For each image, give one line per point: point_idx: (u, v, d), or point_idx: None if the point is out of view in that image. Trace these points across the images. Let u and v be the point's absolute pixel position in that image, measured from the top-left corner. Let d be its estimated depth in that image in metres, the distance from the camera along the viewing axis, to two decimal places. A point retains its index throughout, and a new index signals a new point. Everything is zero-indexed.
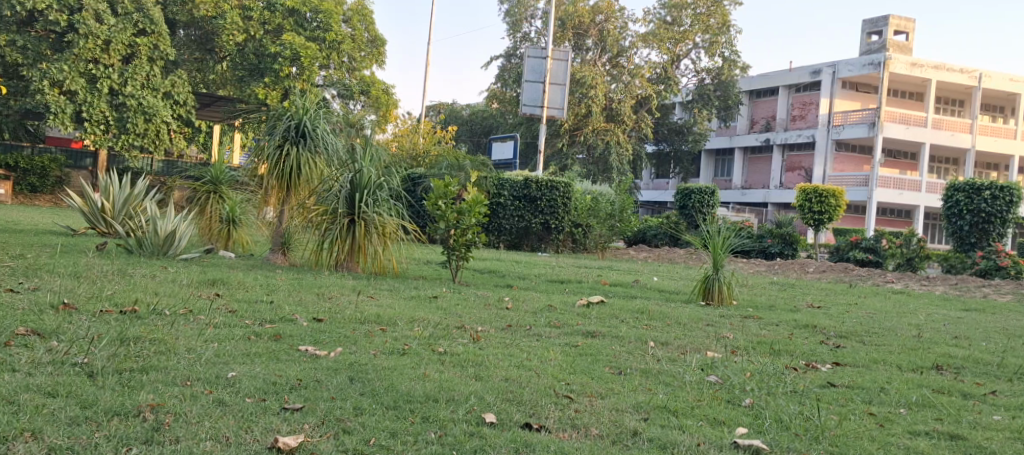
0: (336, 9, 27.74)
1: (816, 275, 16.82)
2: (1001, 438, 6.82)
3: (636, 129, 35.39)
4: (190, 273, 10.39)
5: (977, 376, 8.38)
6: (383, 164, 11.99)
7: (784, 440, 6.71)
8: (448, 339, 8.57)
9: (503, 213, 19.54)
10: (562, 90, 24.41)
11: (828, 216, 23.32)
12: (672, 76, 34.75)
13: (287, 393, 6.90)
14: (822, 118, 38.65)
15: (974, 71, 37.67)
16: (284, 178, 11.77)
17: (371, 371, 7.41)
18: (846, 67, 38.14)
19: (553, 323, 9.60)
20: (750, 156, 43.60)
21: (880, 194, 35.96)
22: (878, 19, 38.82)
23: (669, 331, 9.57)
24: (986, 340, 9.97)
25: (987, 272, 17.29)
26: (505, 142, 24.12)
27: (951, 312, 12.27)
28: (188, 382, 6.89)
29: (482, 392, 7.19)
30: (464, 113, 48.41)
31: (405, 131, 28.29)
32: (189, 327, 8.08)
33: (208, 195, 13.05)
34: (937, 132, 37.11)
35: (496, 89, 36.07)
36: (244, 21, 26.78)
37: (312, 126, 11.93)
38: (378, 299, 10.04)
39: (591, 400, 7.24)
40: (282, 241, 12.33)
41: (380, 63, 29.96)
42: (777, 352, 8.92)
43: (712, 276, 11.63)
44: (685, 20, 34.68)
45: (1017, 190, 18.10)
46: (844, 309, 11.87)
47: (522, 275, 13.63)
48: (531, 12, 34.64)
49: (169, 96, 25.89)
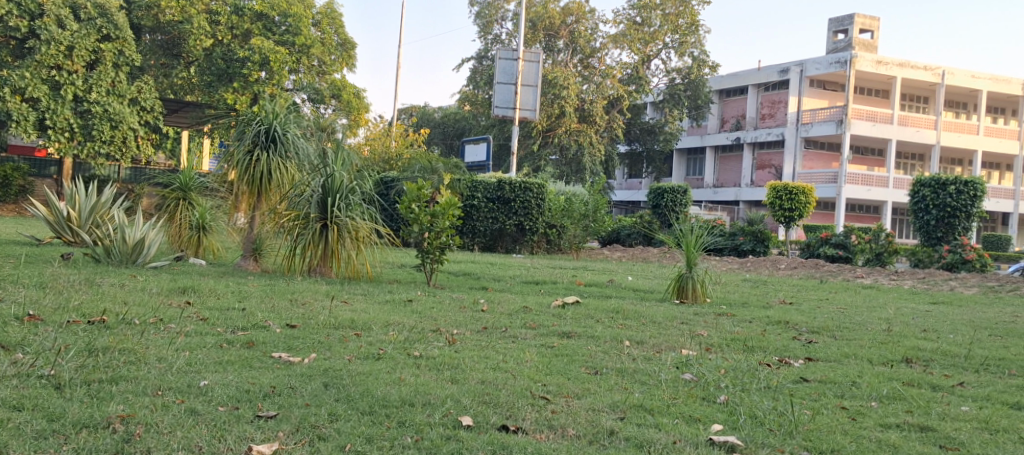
0: (305, 12, 27.56)
1: (788, 271, 16.95)
2: (969, 428, 6.91)
3: (608, 129, 35.48)
4: (160, 281, 10.31)
5: (945, 368, 8.46)
6: (355, 168, 11.93)
7: (759, 436, 6.74)
8: (423, 342, 8.56)
9: (478, 215, 19.53)
10: (534, 90, 24.42)
11: (798, 213, 23.48)
12: (643, 76, 34.93)
13: (261, 400, 6.87)
14: (791, 116, 38.92)
15: (938, 69, 38.10)
16: (254, 183, 11.70)
17: (346, 377, 7.39)
18: (814, 65, 38.47)
19: (529, 325, 9.59)
20: (721, 154, 43.82)
21: (849, 190, 36.28)
22: (844, 18, 39.20)
23: (645, 330, 9.61)
24: (954, 332, 10.09)
25: (953, 266, 17.54)
26: (478, 144, 24.12)
27: (919, 305, 12.41)
28: (159, 391, 6.84)
29: (458, 395, 7.19)
30: (436, 116, 48.42)
31: (377, 134, 28.19)
32: (160, 336, 8.01)
33: (177, 202, 12.98)
34: (903, 128, 37.48)
35: (468, 91, 36.06)
36: (211, 26, 26.64)
37: (283, 131, 11.88)
38: (351, 304, 9.99)
39: (567, 400, 7.26)
40: (253, 248, 12.24)
41: (351, 66, 29.91)
42: (751, 348, 8.99)
43: (685, 274, 11.69)
44: (654, 20, 34.80)
45: (981, 184, 18.37)
46: (815, 305, 11.98)
47: (498, 277, 13.62)
48: (501, 14, 34.59)
49: (135, 102, 25.68)
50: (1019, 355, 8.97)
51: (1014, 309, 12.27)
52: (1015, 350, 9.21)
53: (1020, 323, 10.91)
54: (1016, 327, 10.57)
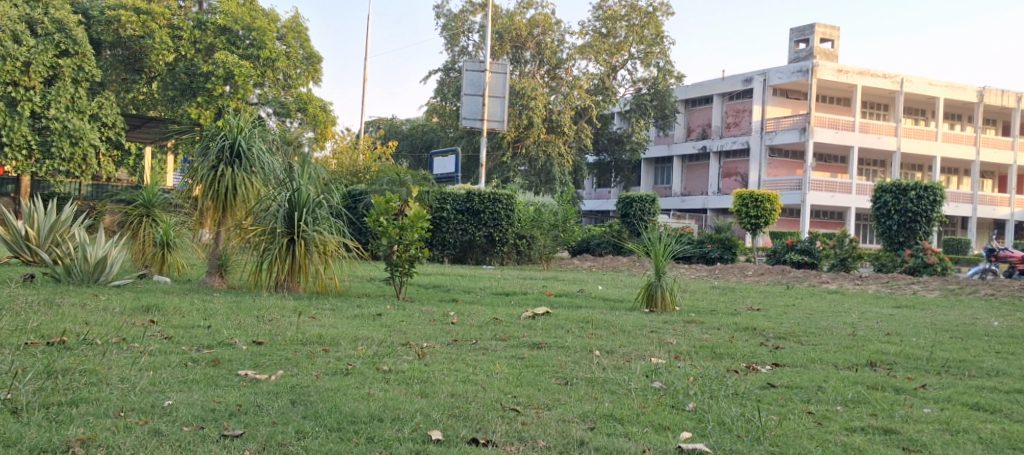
0: (269, 26, 27.49)
1: (755, 278, 17.06)
2: (931, 430, 6.98)
3: (577, 140, 35.62)
4: (122, 300, 10.19)
5: (908, 371, 8.55)
6: (322, 182, 11.88)
7: (727, 442, 6.77)
8: (392, 357, 8.52)
9: (447, 227, 19.54)
10: (501, 102, 24.48)
11: (764, 220, 23.67)
12: (609, 86, 35.11)
13: (227, 419, 6.81)
14: (755, 125, 39.26)
15: (896, 76, 38.64)
16: (219, 198, 11.63)
17: (313, 393, 7.34)
18: (776, 74, 38.85)
19: (500, 336, 9.58)
20: (688, 163, 44.09)
21: (813, 197, 36.66)
22: (805, 28, 39.65)
23: (615, 340, 9.62)
24: (917, 336, 10.20)
25: (915, 270, 17.78)
26: (446, 156, 24.10)
27: (882, 309, 12.55)
28: (121, 413, 6.76)
29: (428, 409, 7.16)
30: (403, 129, 48.44)
31: (344, 147, 28.10)
32: (122, 356, 7.93)
33: (140, 219, 12.87)
34: (865, 135, 37.96)
35: (435, 103, 35.98)
36: (173, 41, 26.42)
37: (247, 146, 11.81)
38: (319, 320, 9.91)
39: (537, 411, 7.25)
40: (219, 264, 12.13)
41: (317, 80, 29.81)
42: (719, 355, 9.03)
43: (654, 283, 11.72)
44: (619, 31, 35.00)
45: (941, 190, 18.60)
46: (782, 311, 12.07)
47: (467, 288, 13.60)
48: (467, 26, 34.61)
49: (96, 118, 25.43)
50: (978, 357, 9.10)
51: (974, 311, 12.44)
52: (974, 352, 9.33)
53: (979, 325, 11.07)
54: (976, 329, 10.71)
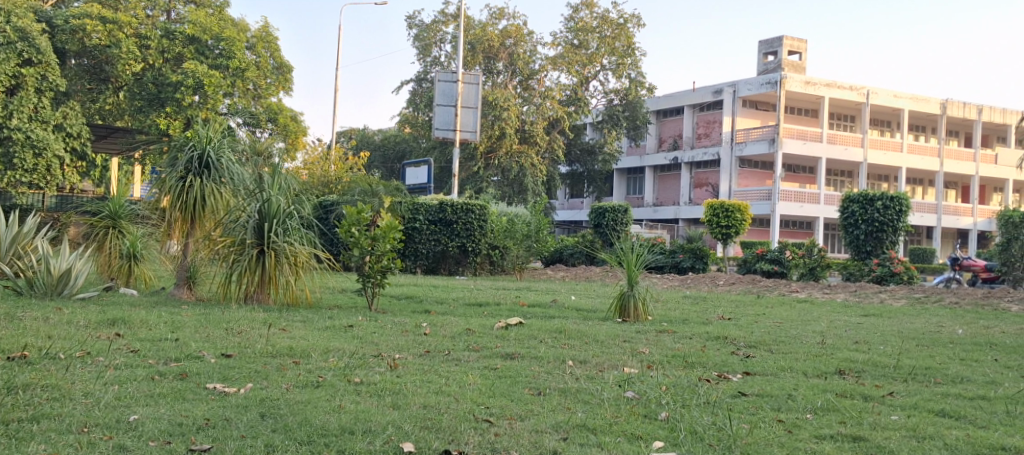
0: (238, 36, 27.37)
1: (726, 287, 17.14)
2: (898, 437, 6.99)
3: (549, 150, 35.67)
4: (87, 313, 10.02)
5: (876, 378, 8.58)
6: (293, 192, 11.76)
7: (700, 452, 6.73)
8: (363, 368, 8.44)
9: (420, 237, 19.39)
10: (474, 113, 24.46)
11: (735, 230, 23.76)
12: (581, 97, 35.21)
13: (194, 433, 6.70)
14: (725, 136, 39.47)
15: (862, 88, 39.05)
16: (187, 209, 11.53)
17: (283, 406, 7.24)
18: (746, 86, 39.10)
19: (473, 347, 9.51)
20: (660, 173, 44.24)
21: (782, 207, 36.93)
22: (773, 40, 40.00)
23: (588, 350, 9.58)
24: (884, 343, 10.25)
25: (882, 279, 17.98)
26: (418, 167, 24.01)
27: (850, 317, 12.62)
28: (85, 428, 6.64)
29: (400, 421, 7.08)
30: (375, 139, 48.22)
31: (315, 158, 27.89)
32: (87, 370, 7.79)
33: (106, 230, 12.67)
34: (832, 146, 38.28)
35: (408, 113, 35.87)
36: (140, 50, 26.27)
37: (216, 156, 11.72)
38: (290, 332, 9.79)
39: (510, 422, 7.19)
40: (187, 276, 12.01)
41: (287, 90, 29.75)
42: (691, 364, 9.02)
43: (627, 293, 11.73)
44: (591, 43, 35.13)
45: (906, 200, 18.80)
46: (752, 320, 12.09)
47: (440, 299, 13.51)
48: (440, 36, 34.58)
49: (61, 128, 25.13)
50: (943, 364, 9.15)
51: (939, 319, 12.54)
52: (940, 359, 9.39)
53: (945, 333, 11.15)
54: (941, 336, 10.79)
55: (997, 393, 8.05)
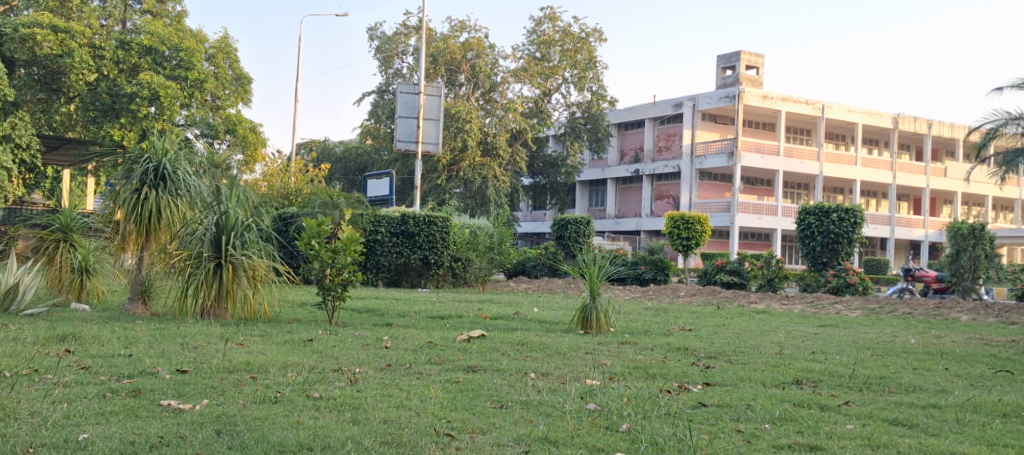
0: (197, 46, 27.17)
1: (687, 299, 17.17)
2: (855, 445, 7.01)
3: (512, 163, 35.59)
4: (36, 330, 9.79)
5: (832, 388, 8.60)
6: (251, 204, 11.58)
7: None
8: (323, 383, 8.31)
9: (382, 250, 19.33)
10: (436, 124, 24.39)
11: (695, 242, 23.86)
12: (544, 109, 35.29)
13: (147, 452, 6.56)
14: (685, 148, 39.67)
15: (818, 103, 39.53)
16: (142, 222, 11.35)
17: (239, 423, 7.10)
18: (705, 100, 39.39)
19: (434, 360, 9.43)
20: (622, 185, 44.39)
21: (741, 219, 37.25)
22: (731, 55, 40.37)
23: (550, 362, 9.53)
24: (840, 353, 10.32)
25: (838, 289, 18.14)
26: (380, 178, 23.86)
27: (808, 328, 12.69)
28: (30, 449, 6.47)
29: (359, 436, 6.98)
30: (336, 151, 48.06)
31: (275, 170, 27.59)
32: (34, 389, 7.61)
33: (56, 243, 12.41)
34: (789, 159, 38.71)
35: (369, 125, 35.69)
36: (94, 60, 25.92)
37: (172, 168, 11.55)
38: (247, 347, 9.63)
39: (471, 436, 7.11)
40: (142, 289, 11.80)
41: (246, 102, 29.53)
42: (652, 375, 9.02)
43: (589, 306, 11.67)
44: (553, 56, 35.29)
45: (861, 212, 18.93)
46: (712, 331, 12.11)
47: (402, 312, 13.38)
48: (401, 48, 34.48)
49: (9, 139, 24.59)
50: (896, 373, 9.22)
51: (893, 329, 12.67)
52: (894, 368, 9.45)
53: (898, 343, 11.24)
54: (894, 346, 10.87)
55: (949, 402, 8.10)
